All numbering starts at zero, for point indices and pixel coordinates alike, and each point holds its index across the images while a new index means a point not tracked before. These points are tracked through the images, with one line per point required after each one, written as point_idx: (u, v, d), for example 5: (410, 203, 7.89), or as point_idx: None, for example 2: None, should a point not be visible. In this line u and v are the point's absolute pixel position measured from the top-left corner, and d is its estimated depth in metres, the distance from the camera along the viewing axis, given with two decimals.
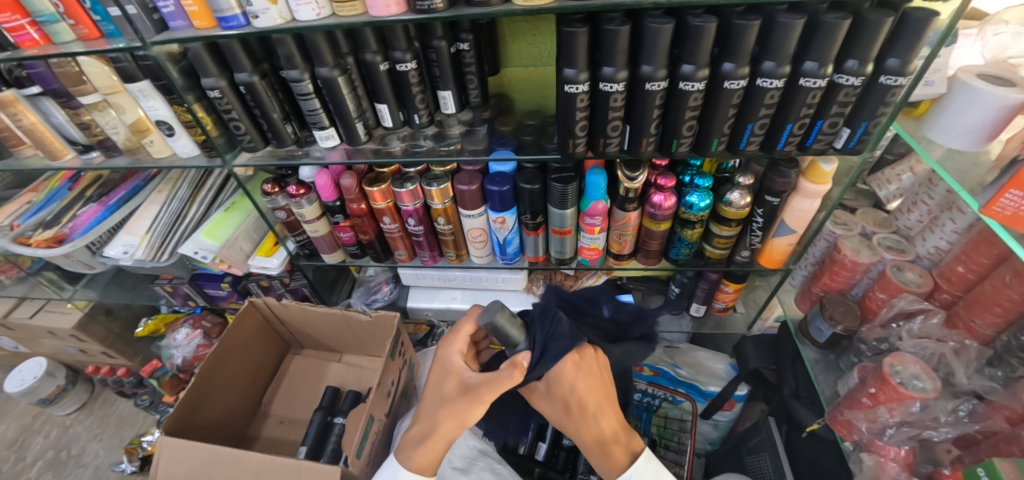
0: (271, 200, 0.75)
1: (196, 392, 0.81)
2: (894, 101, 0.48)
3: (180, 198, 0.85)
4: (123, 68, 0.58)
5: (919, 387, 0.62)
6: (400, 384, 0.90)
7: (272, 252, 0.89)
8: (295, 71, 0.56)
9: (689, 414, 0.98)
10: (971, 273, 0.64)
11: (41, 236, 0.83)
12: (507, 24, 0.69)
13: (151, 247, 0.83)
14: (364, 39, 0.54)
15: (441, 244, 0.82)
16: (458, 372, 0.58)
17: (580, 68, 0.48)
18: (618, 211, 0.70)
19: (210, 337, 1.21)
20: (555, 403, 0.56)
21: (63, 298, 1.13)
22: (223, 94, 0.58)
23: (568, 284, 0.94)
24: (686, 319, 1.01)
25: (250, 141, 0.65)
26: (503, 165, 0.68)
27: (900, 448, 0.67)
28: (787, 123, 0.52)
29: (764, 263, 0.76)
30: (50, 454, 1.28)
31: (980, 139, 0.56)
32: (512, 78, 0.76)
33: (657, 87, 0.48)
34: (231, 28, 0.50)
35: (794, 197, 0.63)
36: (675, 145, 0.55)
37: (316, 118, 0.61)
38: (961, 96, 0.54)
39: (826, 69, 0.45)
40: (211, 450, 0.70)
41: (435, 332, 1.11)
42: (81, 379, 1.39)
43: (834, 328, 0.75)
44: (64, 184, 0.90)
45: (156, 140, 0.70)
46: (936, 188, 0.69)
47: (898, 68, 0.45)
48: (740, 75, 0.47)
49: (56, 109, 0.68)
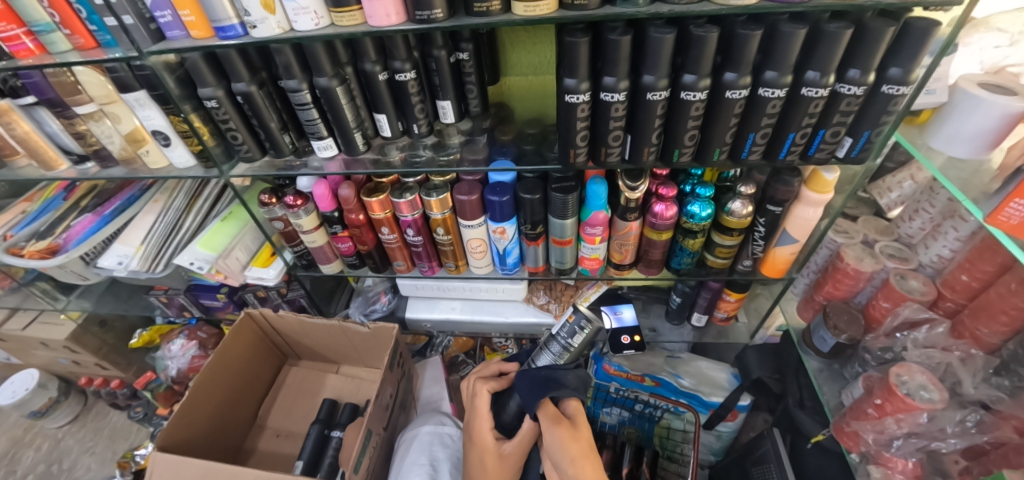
0: (268, 210, 0.74)
1: (190, 406, 0.79)
2: (896, 110, 0.48)
3: (176, 208, 0.84)
4: (119, 78, 0.57)
5: (925, 398, 0.61)
6: (399, 396, 0.89)
7: (269, 262, 0.88)
8: (293, 81, 0.55)
9: (692, 424, 0.93)
10: (975, 281, 0.64)
11: (34, 247, 0.82)
12: (507, 33, 0.69)
13: (146, 258, 0.82)
14: (363, 49, 0.54)
15: (440, 254, 0.81)
16: (487, 451, 0.63)
17: (581, 77, 0.47)
18: (620, 221, 0.69)
19: (206, 348, 1.19)
20: (574, 432, 0.55)
21: (56, 308, 1.11)
22: (220, 104, 0.57)
23: (569, 294, 0.94)
24: (687, 329, 1.00)
25: (247, 151, 0.64)
26: (503, 175, 0.68)
27: (907, 459, 0.66)
28: (789, 132, 0.51)
29: (767, 272, 0.75)
30: (41, 468, 1.26)
31: (982, 147, 0.55)
32: (512, 86, 0.76)
33: (659, 97, 0.48)
34: (228, 38, 0.50)
35: (796, 206, 0.63)
36: (677, 154, 0.55)
37: (314, 128, 0.61)
38: (961, 104, 0.54)
39: (828, 79, 0.45)
40: (205, 466, 0.68)
41: (435, 342, 1.12)
42: (74, 391, 1.37)
43: (838, 337, 0.74)
44: (59, 194, 0.89)
45: (152, 150, 0.69)
46: (938, 196, 0.69)
47: (900, 77, 0.45)
48: (742, 84, 0.46)
49: (52, 118, 0.68)
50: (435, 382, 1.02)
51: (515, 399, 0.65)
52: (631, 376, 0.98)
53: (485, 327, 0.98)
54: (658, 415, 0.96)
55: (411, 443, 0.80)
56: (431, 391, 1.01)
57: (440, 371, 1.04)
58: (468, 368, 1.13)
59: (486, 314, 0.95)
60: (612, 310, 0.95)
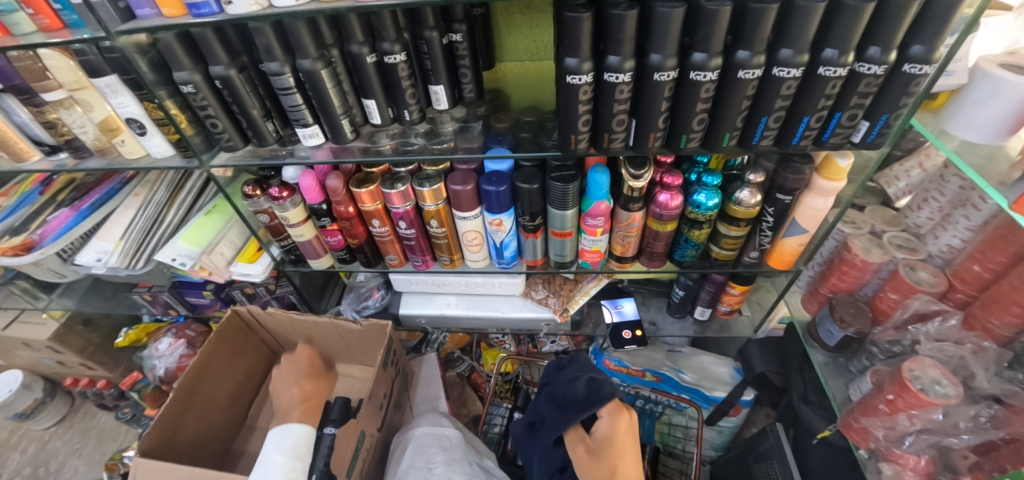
0: (252, 202, 0.70)
1: (176, 407, 0.76)
2: (917, 91, 0.45)
3: (157, 202, 0.81)
4: (88, 61, 0.53)
5: (940, 393, 0.59)
6: (393, 395, 0.87)
7: (255, 257, 0.85)
8: (274, 63, 0.52)
9: (695, 420, 0.94)
10: (987, 272, 0.62)
11: (8, 243, 0.77)
12: (502, 15, 0.66)
13: (126, 255, 0.78)
14: (350, 29, 0.50)
15: (434, 248, 0.78)
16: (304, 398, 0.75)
17: (584, 57, 0.44)
18: (622, 212, 0.66)
19: (194, 347, 1.15)
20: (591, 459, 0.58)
21: (37, 308, 1.06)
22: (197, 89, 0.54)
23: (567, 288, 0.91)
24: (689, 322, 0.98)
25: (228, 140, 0.61)
26: (500, 164, 0.64)
27: (919, 456, 0.64)
28: (803, 115, 0.48)
29: (773, 264, 0.73)
30: (27, 470, 1.22)
31: (1001, 131, 0.53)
32: (508, 72, 0.73)
33: (666, 77, 0.45)
34: (203, 15, 0.46)
35: (806, 194, 0.60)
36: (683, 140, 0.52)
37: (298, 114, 0.57)
38: (982, 86, 0.51)
39: (847, 57, 0.42)
40: (192, 470, 0.65)
41: (430, 338, 1.09)
42: (61, 392, 1.33)
43: (845, 331, 0.73)
44: (35, 188, 0.85)
45: (128, 140, 0.66)
46: (948, 184, 0.67)
47: (922, 55, 0.42)
48: (755, 63, 0.43)
49: (19, 107, 0.63)
50: (432, 380, 1.00)
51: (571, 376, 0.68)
52: (632, 372, 0.96)
53: (483, 323, 0.95)
54: (659, 410, 0.97)
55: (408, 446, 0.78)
56: (427, 389, 0.99)
57: (436, 369, 1.02)
58: (463, 364, 1.12)
59: (482, 310, 0.92)
60: (613, 304, 0.96)
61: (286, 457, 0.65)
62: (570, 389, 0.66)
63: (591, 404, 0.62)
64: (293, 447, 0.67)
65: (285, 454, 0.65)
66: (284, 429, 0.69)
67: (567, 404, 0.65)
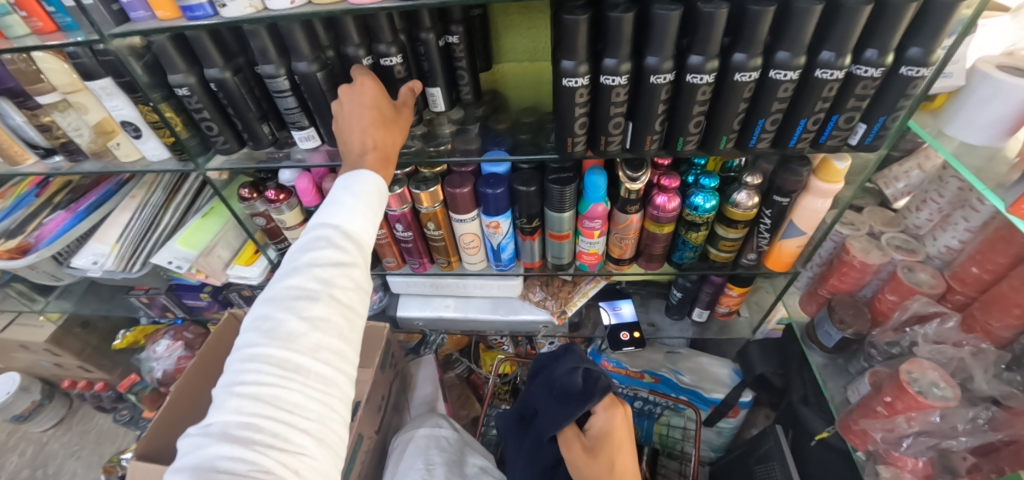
0: (248, 205, 0.70)
1: (172, 409, 0.76)
2: (915, 93, 0.45)
3: (153, 204, 0.80)
4: (81, 65, 0.53)
5: (938, 395, 0.58)
6: (391, 397, 0.87)
7: (252, 260, 0.85)
8: (269, 66, 0.51)
9: (693, 421, 0.95)
10: (986, 273, 0.62)
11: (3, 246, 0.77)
12: (500, 16, 0.65)
13: (122, 257, 0.79)
14: (346, 31, 0.50)
15: (432, 250, 0.78)
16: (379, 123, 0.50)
17: (580, 59, 0.44)
18: (619, 214, 0.66)
19: (192, 349, 1.15)
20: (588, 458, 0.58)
21: (34, 309, 1.08)
22: (192, 91, 0.53)
23: (565, 290, 0.90)
24: (688, 323, 0.97)
25: (224, 143, 0.60)
26: (497, 167, 0.64)
27: (917, 458, 0.64)
28: (800, 118, 0.48)
29: (772, 266, 0.73)
30: (25, 473, 1.22)
31: (1000, 133, 0.53)
32: (506, 73, 0.72)
33: (663, 80, 0.45)
34: (196, 18, 0.46)
35: (804, 197, 0.60)
36: (680, 142, 0.52)
37: (293, 117, 0.57)
38: (980, 88, 0.51)
39: (844, 60, 0.42)
40: None
41: (429, 340, 1.08)
42: (59, 394, 1.32)
43: (843, 332, 0.73)
44: (31, 190, 0.84)
45: (123, 143, 0.65)
46: (947, 186, 0.67)
47: (920, 58, 0.41)
48: (752, 66, 0.43)
49: (14, 110, 0.62)
50: (431, 382, 1.00)
51: (561, 368, 0.68)
52: (630, 373, 0.95)
53: (482, 325, 0.95)
54: (658, 411, 0.96)
55: (407, 447, 0.77)
56: (426, 391, 0.98)
57: (434, 370, 1.01)
58: (462, 365, 1.12)
59: (481, 312, 0.92)
60: (612, 306, 0.95)
61: (355, 202, 0.45)
62: (563, 382, 0.66)
63: (588, 397, 0.62)
64: (362, 191, 0.45)
65: (356, 198, 0.45)
66: (352, 174, 0.46)
67: (562, 398, 0.65)
